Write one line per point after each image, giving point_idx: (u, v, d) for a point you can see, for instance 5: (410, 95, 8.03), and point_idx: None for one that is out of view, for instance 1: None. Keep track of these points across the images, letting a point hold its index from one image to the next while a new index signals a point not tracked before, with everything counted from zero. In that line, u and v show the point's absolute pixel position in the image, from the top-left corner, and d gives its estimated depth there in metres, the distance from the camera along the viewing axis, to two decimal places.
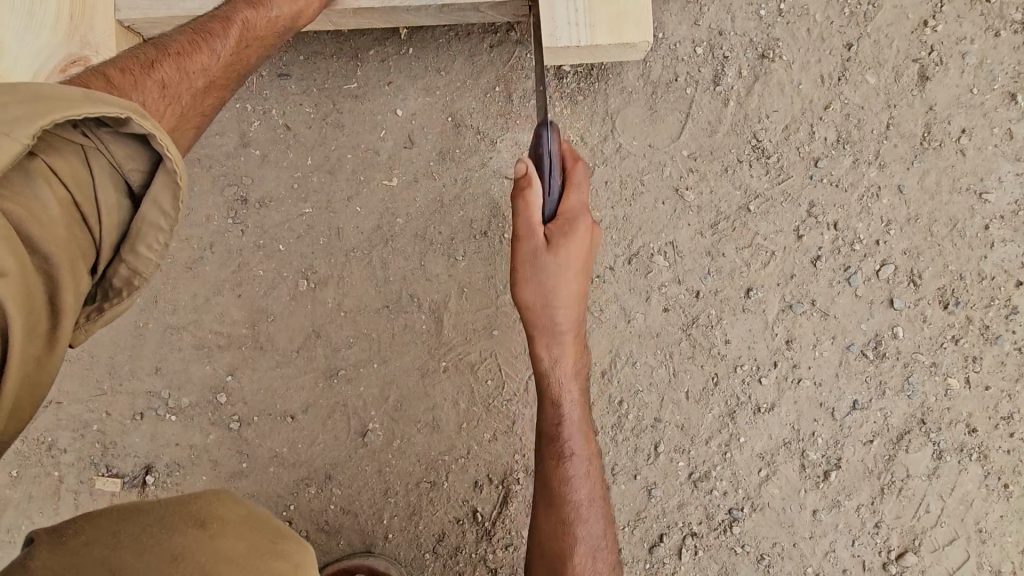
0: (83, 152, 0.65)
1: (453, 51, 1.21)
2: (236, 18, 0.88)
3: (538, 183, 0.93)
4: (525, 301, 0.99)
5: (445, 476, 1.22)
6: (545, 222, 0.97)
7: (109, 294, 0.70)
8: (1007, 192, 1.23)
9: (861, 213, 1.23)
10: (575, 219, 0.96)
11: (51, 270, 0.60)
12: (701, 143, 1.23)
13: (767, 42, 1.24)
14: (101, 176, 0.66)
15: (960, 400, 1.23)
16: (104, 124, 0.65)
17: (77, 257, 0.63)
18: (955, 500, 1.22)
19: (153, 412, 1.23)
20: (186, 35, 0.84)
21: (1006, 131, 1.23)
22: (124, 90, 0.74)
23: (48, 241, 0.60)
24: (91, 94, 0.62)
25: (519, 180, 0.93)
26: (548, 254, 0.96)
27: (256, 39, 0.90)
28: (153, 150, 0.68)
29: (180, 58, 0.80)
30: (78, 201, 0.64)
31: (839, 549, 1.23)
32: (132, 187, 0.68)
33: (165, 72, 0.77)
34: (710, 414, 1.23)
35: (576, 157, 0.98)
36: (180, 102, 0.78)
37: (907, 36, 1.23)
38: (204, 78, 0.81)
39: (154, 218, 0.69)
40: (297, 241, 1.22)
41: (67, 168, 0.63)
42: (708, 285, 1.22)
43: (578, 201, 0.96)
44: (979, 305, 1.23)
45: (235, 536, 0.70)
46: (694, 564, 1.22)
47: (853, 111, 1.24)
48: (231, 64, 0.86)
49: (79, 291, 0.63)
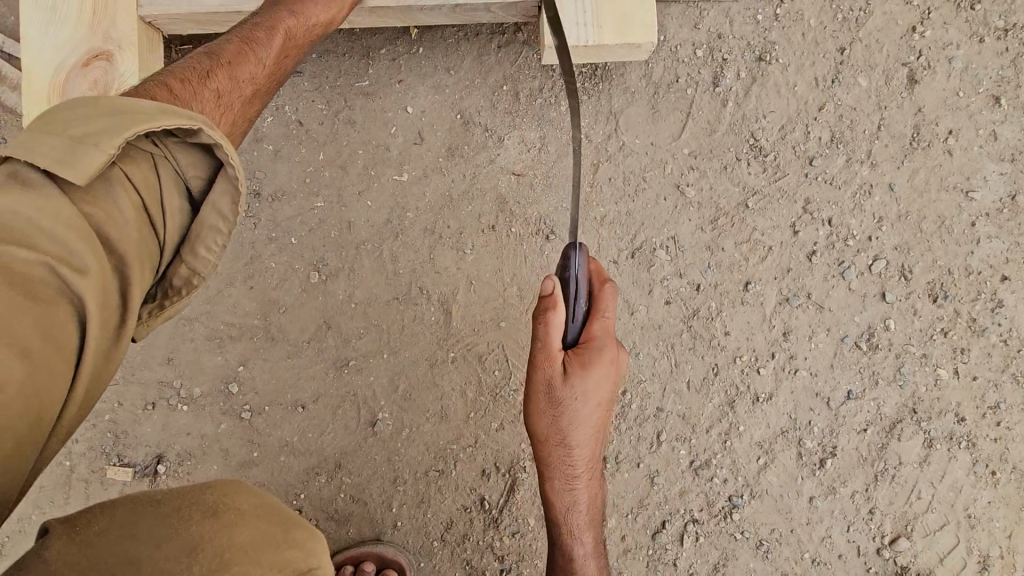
0: (153, 160, 0.73)
1: (462, 51, 1.25)
2: (279, 27, 0.94)
3: (561, 308, 0.95)
4: (539, 398, 1.01)
5: (453, 464, 1.25)
6: (567, 343, 1.00)
7: (169, 292, 0.77)
8: (992, 191, 1.28)
9: (854, 209, 1.28)
10: (598, 344, 0.98)
11: (122, 265, 0.68)
12: (702, 141, 1.28)
13: (763, 45, 1.29)
14: (167, 182, 0.74)
15: (949, 390, 1.28)
16: (172, 135, 0.74)
17: (146, 255, 0.71)
18: (945, 487, 1.27)
19: (165, 402, 1.24)
20: (233, 43, 0.90)
21: (990, 133, 1.29)
22: (185, 98, 0.79)
23: (122, 240, 0.68)
24: (165, 109, 0.71)
25: (543, 301, 0.96)
26: (568, 369, 0.98)
27: (291, 49, 0.97)
28: (212, 158, 0.76)
29: (231, 68, 0.87)
30: (148, 205, 0.71)
31: (836, 534, 1.27)
32: (192, 192, 0.76)
33: (220, 83, 0.84)
34: (711, 403, 1.27)
35: (604, 278, 0.99)
36: (232, 109, 0.86)
37: (896, 41, 1.29)
38: (252, 87, 0.89)
39: (213, 219, 0.76)
40: (309, 234, 1.25)
41: (140, 174, 0.71)
42: (709, 278, 1.27)
43: (601, 327, 0.98)
44: (966, 298, 1.28)
45: (250, 527, 0.72)
46: (695, 550, 1.26)
47: (846, 112, 1.29)
48: (273, 72, 0.93)
49: (145, 286, 0.70)
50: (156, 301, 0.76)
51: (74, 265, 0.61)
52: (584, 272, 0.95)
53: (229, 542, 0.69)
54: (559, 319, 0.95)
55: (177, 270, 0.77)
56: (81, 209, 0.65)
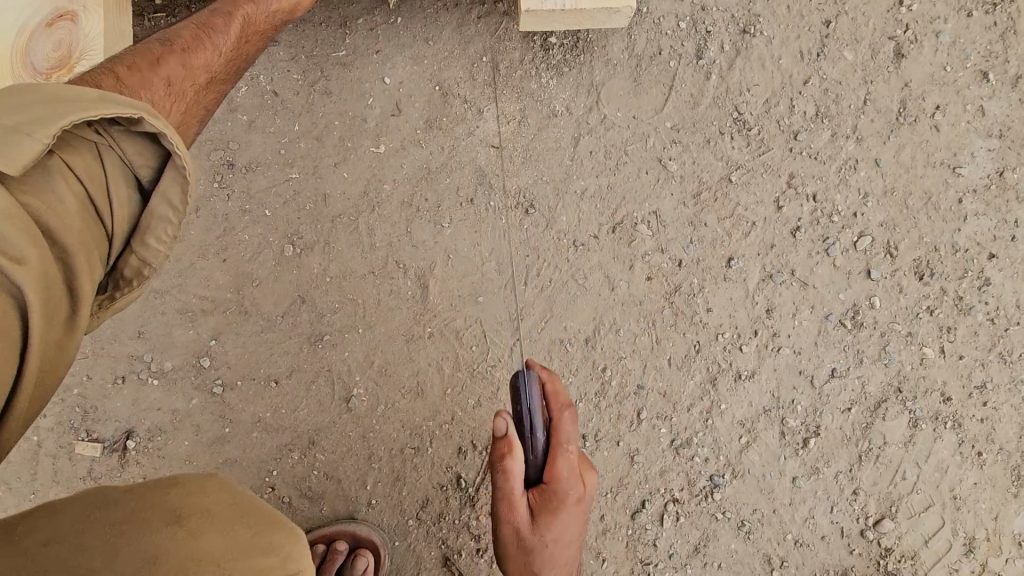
0: (96, 149, 0.69)
1: (441, 21, 1.23)
2: (238, 11, 0.90)
3: (518, 447, 0.95)
4: (515, 552, 0.99)
5: (430, 441, 1.23)
6: (533, 482, 0.98)
7: (121, 283, 0.75)
8: (979, 167, 1.26)
9: (839, 184, 1.26)
10: (564, 480, 0.95)
11: (66, 258, 0.65)
12: (684, 115, 1.26)
13: (748, 18, 1.27)
14: (112, 172, 0.70)
15: (935, 370, 1.25)
16: (116, 122, 0.70)
17: (92, 247, 0.68)
18: (930, 467, 1.25)
19: (135, 376, 1.22)
20: (188, 30, 0.85)
21: (978, 108, 1.27)
22: (134, 87, 0.75)
23: (63, 232, 0.64)
24: (103, 96, 0.67)
25: (500, 444, 0.96)
26: (538, 515, 0.96)
27: (253, 35, 0.91)
28: (161, 148, 0.72)
29: (184, 54, 0.82)
30: (92, 195, 0.68)
31: (818, 515, 1.24)
32: (141, 181, 0.73)
33: (171, 69, 0.79)
34: (692, 380, 1.24)
35: (564, 404, 0.99)
36: (184, 99, 0.80)
37: (883, 15, 1.27)
38: (207, 76, 0.83)
39: (163, 210, 0.72)
40: (283, 206, 1.22)
41: (83, 164, 0.68)
42: (690, 254, 1.24)
43: (565, 460, 0.96)
44: (953, 276, 1.26)
45: (218, 533, 0.67)
46: (675, 530, 1.24)
47: (831, 86, 1.27)
48: (232, 60, 0.88)
49: (92, 281, 0.68)
50: (107, 293, 0.74)
51: (9, 261, 0.59)
52: (536, 404, 0.97)
53: (195, 551, 0.64)
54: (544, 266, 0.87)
55: (128, 260, 0.74)
56: (18, 199, 0.62)
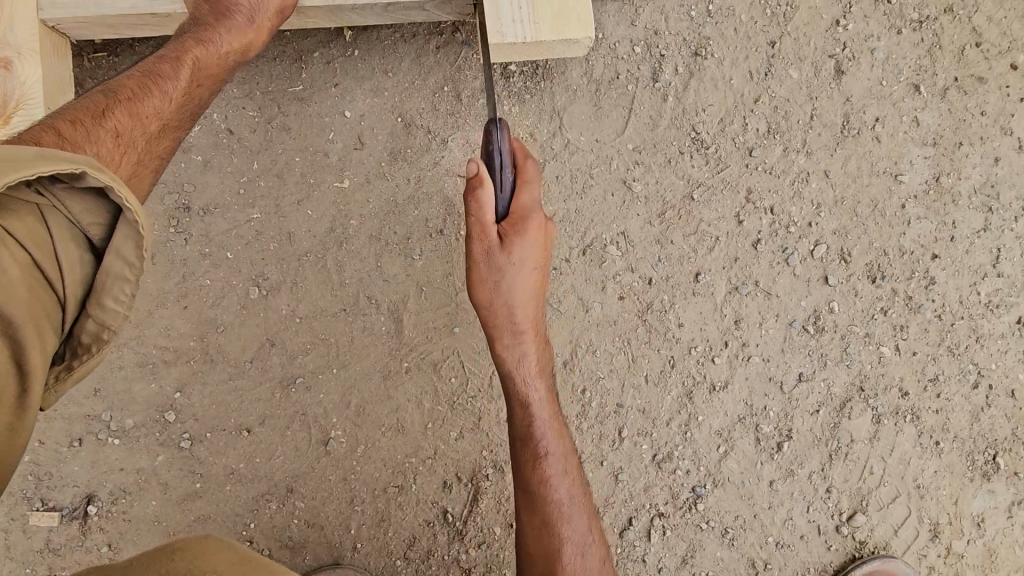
0: (38, 210, 0.64)
1: (400, 52, 1.22)
2: (187, 55, 0.83)
3: (490, 180, 0.89)
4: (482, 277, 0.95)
5: (413, 478, 1.20)
6: (500, 218, 0.93)
7: (78, 349, 0.70)
8: (918, 173, 1.35)
9: (794, 197, 1.32)
10: (528, 210, 0.94)
11: (15, 333, 0.61)
12: (645, 136, 1.29)
13: (698, 41, 1.31)
14: (59, 233, 0.65)
15: (893, 367, 1.32)
16: (58, 179, 0.65)
17: (42, 317, 0.64)
18: (895, 460, 1.32)
19: (93, 436, 1.15)
20: (133, 78, 0.78)
21: (913, 119, 1.35)
22: (77, 142, 0.67)
23: (9, 307, 0.60)
24: (43, 154, 0.62)
25: (470, 179, 0.89)
26: (505, 238, 0.93)
27: (206, 79, 0.84)
28: (113, 202, 0.68)
29: (132, 103, 0.75)
30: (39, 262, 0.64)
31: (796, 516, 1.29)
32: (91, 240, 0.68)
33: (118, 120, 0.72)
34: (669, 395, 1.27)
35: (528, 154, 0.95)
36: (136, 150, 0.73)
37: (822, 34, 1.34)
38: (159, 124, 0.77)
39: (118, 270, 0.68)
40: (245, 247, 1.18)
41: (25, 229, 0.63)
42: (659, 271, 1.27)
43: (529, 193, 0.94)
44: (902, 277, 1.33)
45: None
46: (662, 544, 1.26)
47: (780, 103, 1.33)
48: (185, 107, 0.81)
49: (44, 353, 0.64)
50: (64, 363, 0.70)
51: None
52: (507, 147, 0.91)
53: None
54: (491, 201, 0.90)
55: (86, 325, 0.70)
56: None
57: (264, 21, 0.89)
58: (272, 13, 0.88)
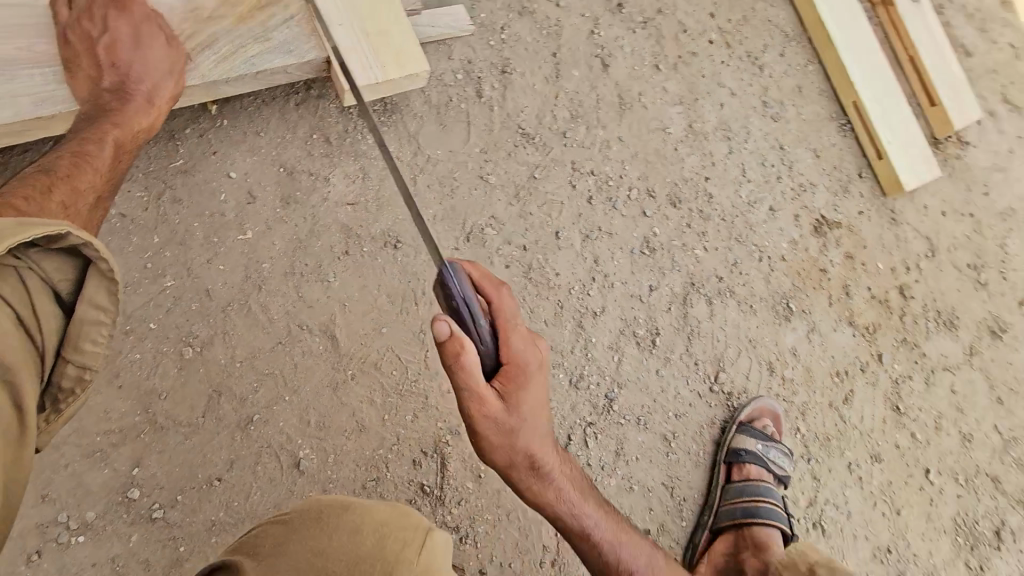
0: (17, 273, 0.74)
1: (265, 114, 1.40)
2: (107, 137, 1.03)
3: (470, 341, 0.94)
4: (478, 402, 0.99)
5: (386, 467, 1.35)
6: (489, 369, 1.00)
7: (59, 394, 0.80)
8: (677, 124, 1.87)
9: (604, 159, 1.74)
10: (519, 356, 1.00)
11: (13, 378, 0.70)
12: (486, 140, 1.62)
13: (502, 61, 1.69)
14: (35, 292, 0.75)
15: (709, 262, 1.79)
16: (32, 246, 0.76)
17: (32, 366, 0.73)
18: (732, 327, 1.77)
19: (54, 540, 1.14)
20: (65, 158, 0.97)
21: (661, 89, 1.87)
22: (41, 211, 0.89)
23: (7, 354, 0.69)
24: (23, 221, 0.71)
25: (450, 345, 0.93)
26: (503, 394, 1.00)
27: (122, 154, 1.07)
28: (78, 261, 0.80)
29: (71, 178, 0.95)
30: (23, 317, 0.73)
31: (682, 389, 1.68)
32: (62, 296, 0.79)
33: (64, 194, 0.92)
34: (566, 329, 1.59)
35: (496, 281, 1.04)
36: (82, 215, 0.96)
37: (585, 43, 1.81)
38: (94, 193, 0.98)
39: (94, 316, 0.80)
40: (167, 314, 1.27)
41: (10, 290, 0.72)
42: (528, 238, 1.60)
43: (516, 340, 1.00)
44: (692, 198, 1.82)
45: (391, 534, 0.80)
46: (598, 446, 1.56)
47: (574, 95, 1.75)
48: (110, 175, 1.03)
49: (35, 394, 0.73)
50: (49, 407, 0.79)
51: None
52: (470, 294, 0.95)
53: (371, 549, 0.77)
54: (473, 354, 0.94)
55: (64, 370, 0.79)
56: None
57: (162, 104, 1.12)
58: (168, 98, 1.12)
